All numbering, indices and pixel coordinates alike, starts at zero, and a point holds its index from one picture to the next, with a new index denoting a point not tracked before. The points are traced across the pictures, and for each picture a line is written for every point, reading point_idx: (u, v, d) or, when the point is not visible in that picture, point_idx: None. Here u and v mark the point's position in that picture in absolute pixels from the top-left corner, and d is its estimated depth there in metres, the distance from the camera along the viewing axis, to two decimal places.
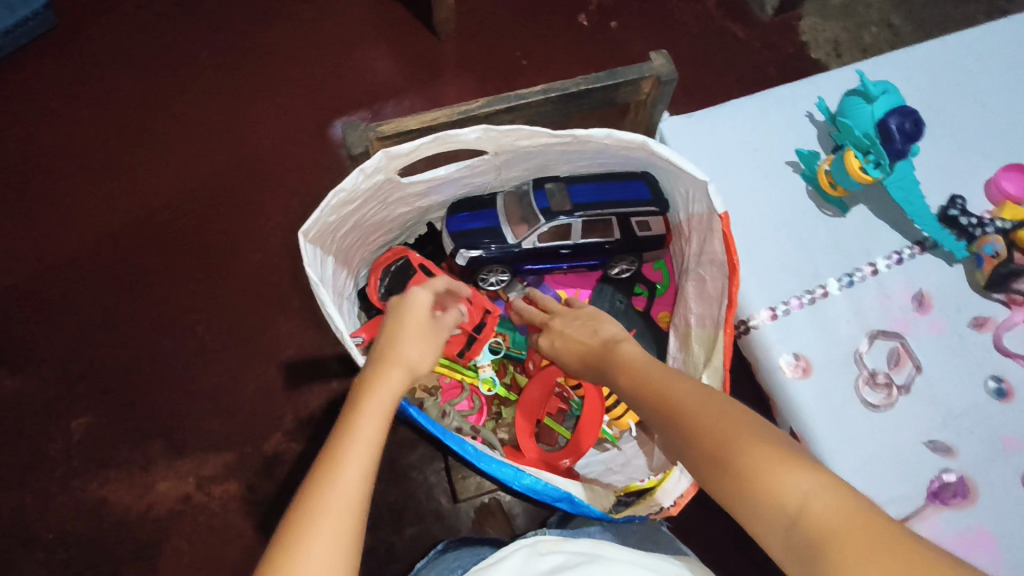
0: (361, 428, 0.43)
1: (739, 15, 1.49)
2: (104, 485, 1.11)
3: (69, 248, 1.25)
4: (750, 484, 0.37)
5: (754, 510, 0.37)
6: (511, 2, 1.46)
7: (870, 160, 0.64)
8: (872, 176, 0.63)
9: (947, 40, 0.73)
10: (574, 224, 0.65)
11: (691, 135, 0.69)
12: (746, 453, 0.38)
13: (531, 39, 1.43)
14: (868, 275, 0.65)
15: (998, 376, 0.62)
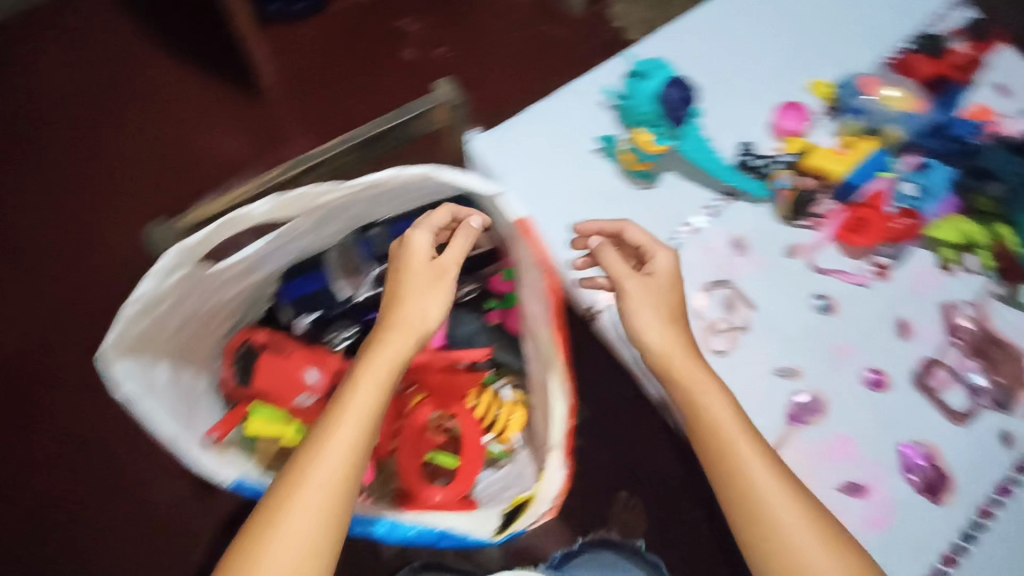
0: (352, 413, 0.49)
1: (553, 15, 1.59)
2: None
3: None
4: (726, 461, 0.55)
5: (727, 477, 0.54)
6: (334, 49, 1.48)
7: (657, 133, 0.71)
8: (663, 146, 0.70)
9: (705, 7, 0.80)
10: None
11: (501, 148, 0.73)
12: (740, 447, 0.55)
13: (363, 80, 1.45)
14: (689, 234, 0.70)
15: (821, 294, 0.68)
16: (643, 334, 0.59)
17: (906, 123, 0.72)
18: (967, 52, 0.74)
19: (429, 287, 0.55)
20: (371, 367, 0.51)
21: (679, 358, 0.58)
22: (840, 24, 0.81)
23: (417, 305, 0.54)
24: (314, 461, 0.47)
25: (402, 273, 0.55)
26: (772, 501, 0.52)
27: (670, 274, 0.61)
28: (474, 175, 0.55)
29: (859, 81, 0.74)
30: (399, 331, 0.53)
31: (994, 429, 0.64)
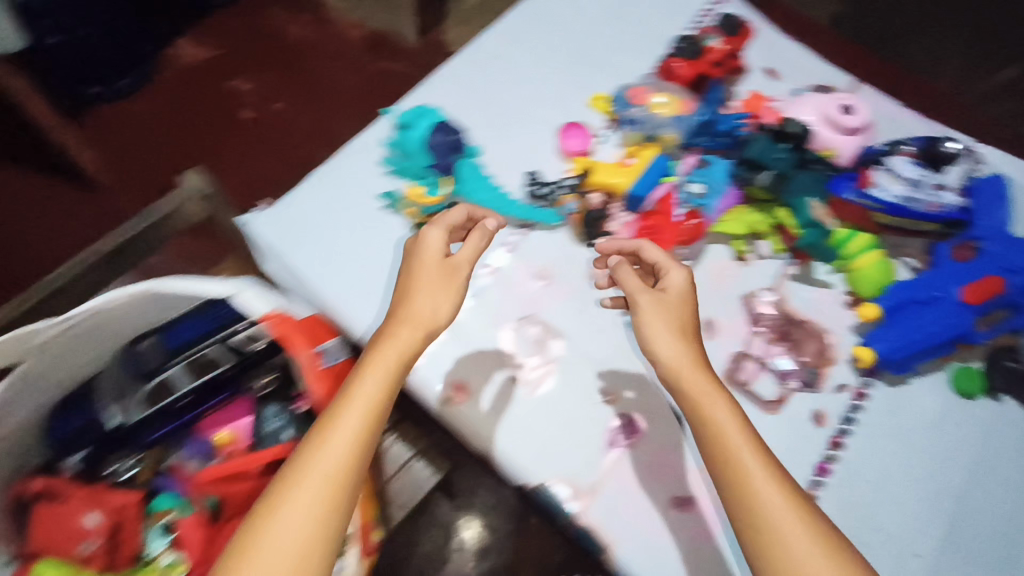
0: (352, 409, 0.48)
1: (389, 48, 1.62)
2: None
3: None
4: (722, 446, 0.52)
5: (723, 470, 0.51)
6: (170, 127, 1.49)
7: (428, 184, 0.70)
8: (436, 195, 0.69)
9: (479, 39, 0.81)
10: (173, 374, 0.60)
11: (283, 224, 0.70)
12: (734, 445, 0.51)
13: (206, 151, 1.47)
14: (490, 275, 0.69)
15: (628, 310, 0.69)
16: (654, 347, 0.56)
17: (679, 126, 0.73)
18: (723, 46, 0.75)
19: (441, 284, 0.55)
20: (378, 359, 0.51)
21: (692, 376, 0.55)
22: (610, 33, 0.83)
23: (427, 300, 0.54)
24: (315, 456, 0.46)
25: (412, 271, 0.56)
26: (760, 487, 0.50)
27: (684, 295, 0.58)
28: (203, 279, 0.55)
29: (629, 92, 0.75)
30: (410, 325, 0.53)
31: (805, 411, 0.66)
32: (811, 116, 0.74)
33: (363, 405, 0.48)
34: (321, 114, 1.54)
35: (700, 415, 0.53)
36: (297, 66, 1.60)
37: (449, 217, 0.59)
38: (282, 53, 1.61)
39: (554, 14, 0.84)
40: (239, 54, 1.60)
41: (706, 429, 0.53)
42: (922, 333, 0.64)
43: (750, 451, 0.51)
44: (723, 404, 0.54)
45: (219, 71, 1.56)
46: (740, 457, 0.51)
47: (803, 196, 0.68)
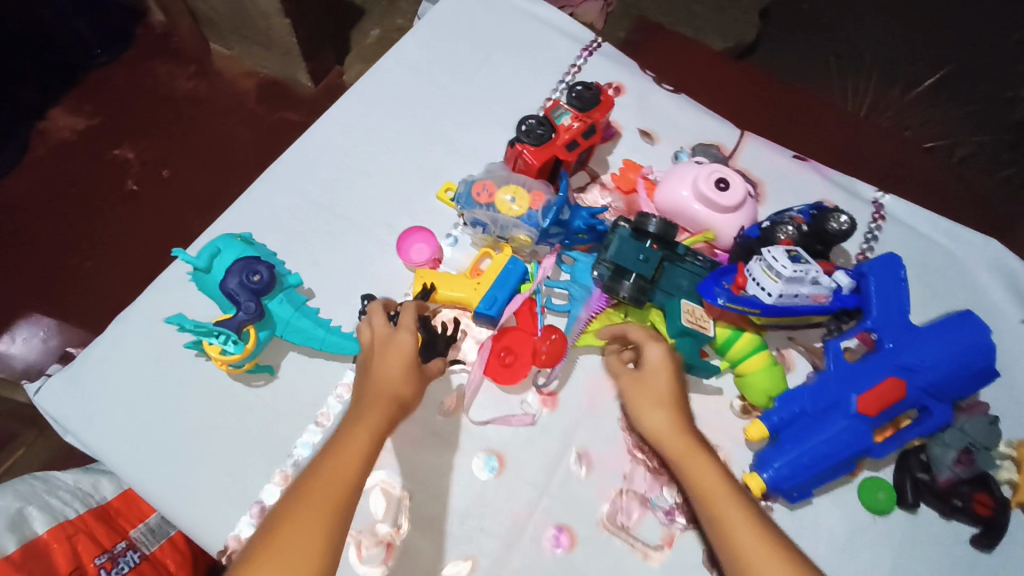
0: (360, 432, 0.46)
1: (278, 99, 1.23)
2: None
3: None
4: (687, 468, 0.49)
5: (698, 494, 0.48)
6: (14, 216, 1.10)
7: (226, 338, 0.57)
8: (237, 352, 0.57)
9: (312, 130, 0.71)
10: None
11: (77, 389, 0.59)
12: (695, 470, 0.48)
13: (61, 241, 1.08)
14: (325, 425, 0.60)
15: (488, 452, 0.59)
16: (641, 416, 0.53)
17: (531, 226, 0.62)
18: (577, 121, 0.66)
19: (411, 374, 0.50)
20: (367, 411, 0.47)
21: (675, 442, 0.50)
22: (463, 107, 0.74)
23: (398, 372, 0.50)
24: (312, 487, 0.42)
25: (380, 355, 0.51)
26: (736, 524, 0.45)
27: (664, 368, 0.54)
28: None
29: (473, 189, 0.64)
30: (385, 391, 0.49)
31: (695, 552, 0.57)
32: (685, 193, 0.65)
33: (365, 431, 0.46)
34: (205, 187, 1.14)
35: (670, 446, 0.51)
36: (183, 120, 1.19)
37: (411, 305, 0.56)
38: (168, 108, 1.20)
39: (400, 90, 0.74)
40: (120, 114, 1.18)
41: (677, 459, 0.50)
42: (814, 455, 0.55)
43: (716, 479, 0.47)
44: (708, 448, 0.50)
45: (100, 137, 1.16)
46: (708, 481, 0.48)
47: (674, 297, 0.60)
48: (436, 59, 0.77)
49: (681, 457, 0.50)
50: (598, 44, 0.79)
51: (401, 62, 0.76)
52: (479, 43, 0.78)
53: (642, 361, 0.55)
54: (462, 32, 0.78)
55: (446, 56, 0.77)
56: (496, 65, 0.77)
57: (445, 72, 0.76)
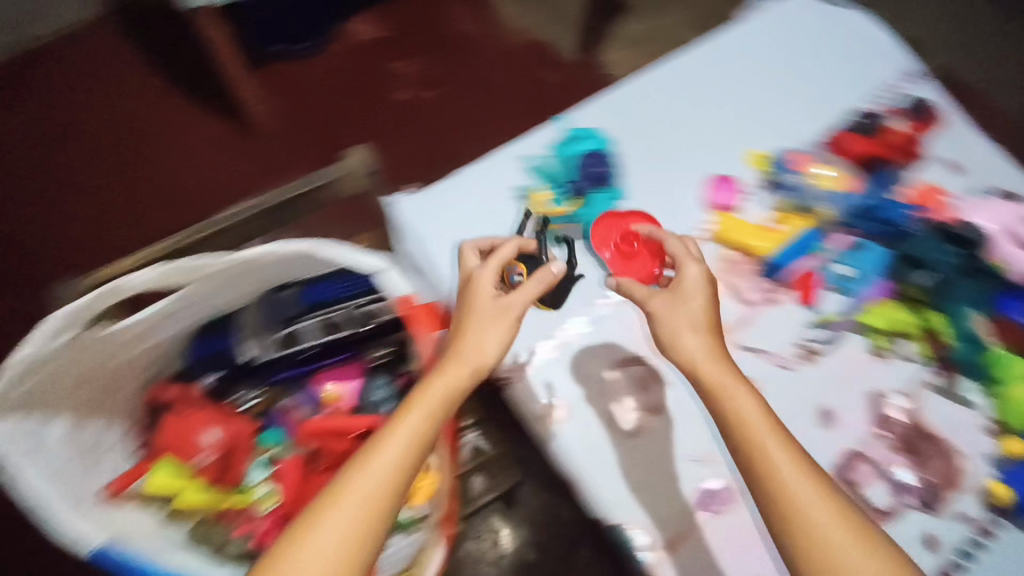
0: (395, 441, 0.49)
1: (546, 60, 1.65)
2: None
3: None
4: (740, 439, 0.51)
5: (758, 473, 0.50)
6: (337, 98, 1.59)
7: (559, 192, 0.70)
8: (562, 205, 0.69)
9: (647, 72, 0.79)
10: (303, 328, 0.67)
11: (425, 210, 0.72)
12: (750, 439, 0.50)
13: (358, 124, 1.56)
14: (609, 306, 0.70)
15: (744, 378, 0.67)
16: (679, 341, 0.56)
17: (838, 203, 0.73)
18: (900, 132, 0.77)
19: (495, 333, 0.56)
20: (415, 407, 0.51)
21: (728, 395, 0.52)
22: (785, 97, 0.80)
23: (479, 337, 0.55)
24: (386, 443, 0.48)
25: (466, 308, 0.57)
26: (785, 478, 0.48)
27: (699, 287, 0.58)
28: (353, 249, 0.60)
29: (793, 157, 0.75)
30: (458, 361, 0.54)
31: (916, 532, 0.61)
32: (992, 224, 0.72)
33: (404, 439, 0.49)
34: (470, 115, 1.58)
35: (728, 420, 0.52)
36: (464, 63, 1.64)
37: (524, 240, 0.64)
38: (458, 49, 1.66)
39: (730, 61, 0.82)
40: (427, 52, 1.65)
41: (737, 431, 0.51)
42: None
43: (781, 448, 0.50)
44: (752, 403, 0.52)
45: (399, 53, 1.65)
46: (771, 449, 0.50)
47: (958, 305, 0.67)
48: (768, 44, 0.83)
49: (740, 423, 0.51)
50: (926, 75, 0.82)
51: (739, 38, 0.83)
52: (809, 41, 0.84)
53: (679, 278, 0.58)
54: (797, 29, 0.85)
55: (776, 45, 0.83)
56: (824, 68, 0.82)
57: (771, 57, 0.83)
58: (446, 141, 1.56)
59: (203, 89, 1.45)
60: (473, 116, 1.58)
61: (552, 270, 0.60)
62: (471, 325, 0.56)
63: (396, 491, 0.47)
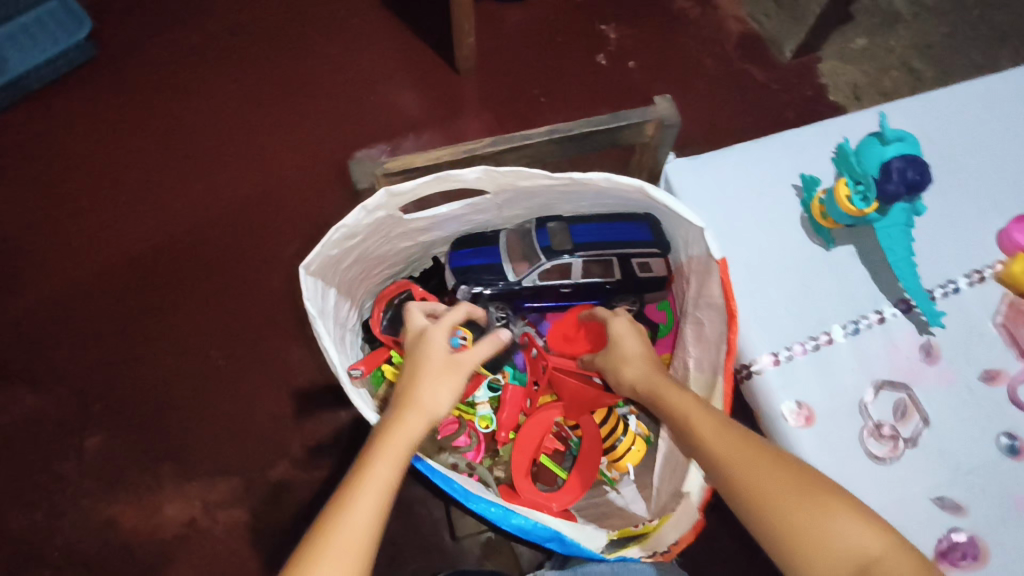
0: (373, 472, 0.48)
1: (758, 56, 1.59)
2: (130, 491, 1.21)
3: (107, 267, 1.38)
4: (761, 511, 0.46)
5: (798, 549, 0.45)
6: (535, 50, 1.60)
7: (859, 192, 0.64)
8: (860, 209, 0.63)
9: (954, 89, 0.73)
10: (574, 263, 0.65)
11: (697, 177, 0.70)
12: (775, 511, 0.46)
13: (550, 80, 1.56)
14: (875, 323, 0.64)
15: (1011, 434, 0.61)
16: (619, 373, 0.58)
17: None
18: None
19: (446, 380, 0.55)
20: (380, 442, 0.49)
21: (748, 480, 0.47)
22: None
23: (432, 388, 0.54)
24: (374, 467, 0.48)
25: (416, 364, 0.56)
26: (817, 539, 0.44)
27: (630, 333, 0.60)
28: (683, 202, 0.53)
29: None
30: (417, 406, 0.52)
31: None
32: None
33: (381, 463, 0.48)
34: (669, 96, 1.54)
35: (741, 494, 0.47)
36: (672, 40, 1.61)
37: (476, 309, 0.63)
38: (667, 25, 1.62)
39: None
40: (634, 21, 1.63)
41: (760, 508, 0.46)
42: None
43: (807, 517, 0.45)
44: (767, 468, 0.47)
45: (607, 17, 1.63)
46: (798, 520, 0.45)
47: None
48: None
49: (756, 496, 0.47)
50: None
51: None
52: None
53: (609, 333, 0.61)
54: None
55: None
56: None
57: None
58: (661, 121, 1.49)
59: (429, 32, 1.61)
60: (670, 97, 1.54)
61: (501, 334, 0.62)
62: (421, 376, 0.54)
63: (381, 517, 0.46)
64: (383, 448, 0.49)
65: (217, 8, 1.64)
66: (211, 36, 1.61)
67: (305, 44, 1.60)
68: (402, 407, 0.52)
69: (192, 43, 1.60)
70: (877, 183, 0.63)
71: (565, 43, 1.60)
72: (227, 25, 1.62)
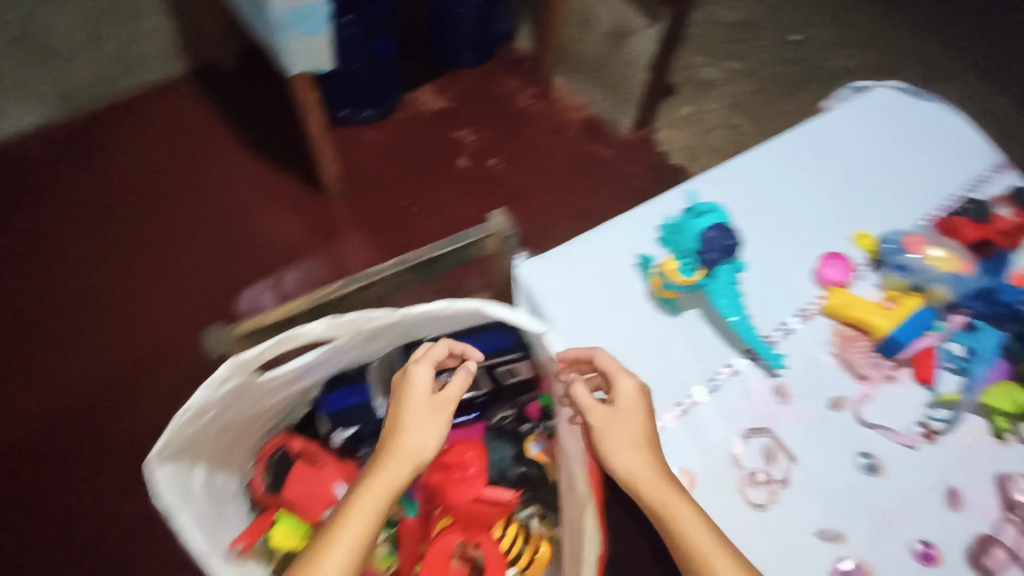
0: (355, 528, 0.50)
1: (601, 136, 1.76)
2: None
3: None
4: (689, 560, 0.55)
5: None
6: (399, 164, 1.70)
7: (685, 263, 0.71)
8: (690, 277, 0.70)
9: (751, 154, 0.84)
10: (441, 384, 0.68)
11: (546, 274, 0.74)
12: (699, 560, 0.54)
13: (418, 190, 1.65)
14: (729, 376, 0.70)
15: (867, 453, 0.66)
16: (617, 454, 0.58)
17: (954, 285, 0.72)
18: (1014, 218, 0.75)
19: (429, 421, 0.56)
20: (367, 491, 0.52)
21: (688, 533, 0.55)
22: (879, 183, 0.85)
23: (418, 435, 0.55)
24: (357, 515, 0.50)
25: (403, 404, 0.56)
26: None
27: (636, 405, 0.60)
28: (522, 314, 0.57)
29: (904, 239, 0.75)
30: (402, 457, 0.54)
31: None
32: None
33: (367, 515, 0.50)
34: (530, 185, 1.67)
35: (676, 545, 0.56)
36: (522, 133, 1.75)
37: (455, 343, 0.62)
38: (515, 122, 1.77)
39: (827, 147, 0.87)
40: (483, 123, 1.77)
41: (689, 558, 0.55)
42: None
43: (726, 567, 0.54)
44: (690, 518, 0.56)
45: (458, 123, 1.77)
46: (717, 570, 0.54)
47: None
48: (862, 133, 0.89)
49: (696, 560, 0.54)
50: (1008, 165, 0.88)
51: (833, 126, 0.89)
52: (900, 135, 0.89)
53: (615, 396, 0.61)
54: (891, 123, 0.90)
55: (870, 134, 0.89)
56: (915, 156, 0.88)
57: (863, 145, 0.88)
58: (522, 213, 1.64)
59: (294, 164, 1.67)
60: (532, 186, 1.67)
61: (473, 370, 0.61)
62: (408, 425, 0.55)
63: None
64: (368, 499, 0.51)
65: (69, 181, 1.63)
66: (68, 209, 1.60)
67: (172, 199, 1.63)
68: (391, 454, 0.54)
69: (46, 219, 1.58)
70: (700, 256, 0.71)
71: (427, 153, 1.72)
72: (83, 195, 1.62)
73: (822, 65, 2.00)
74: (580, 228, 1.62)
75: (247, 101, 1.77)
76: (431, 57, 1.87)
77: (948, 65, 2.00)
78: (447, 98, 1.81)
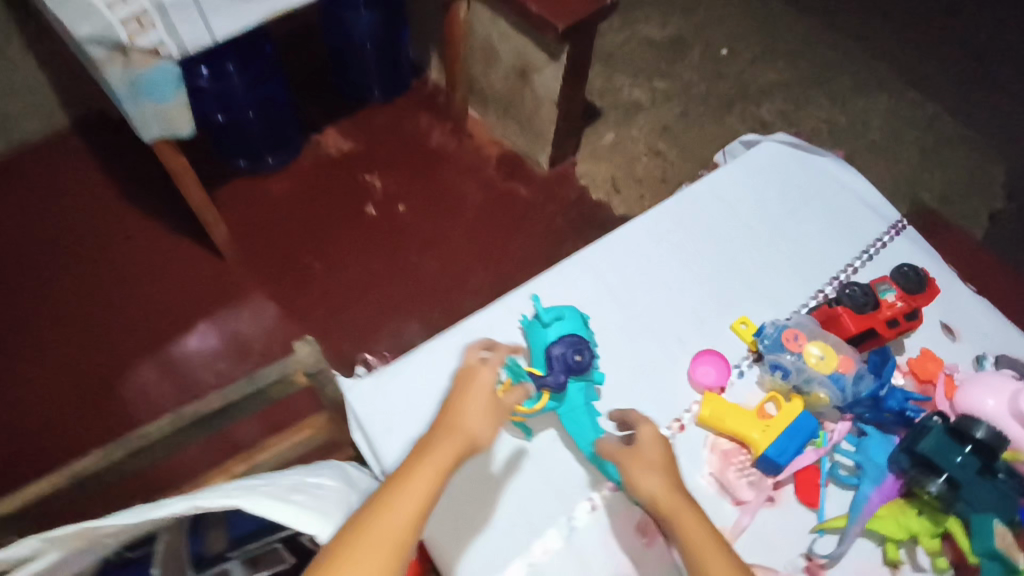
0: (412, 492, 0.50)
1: (518, 173, 1.67)
2: None
3: None
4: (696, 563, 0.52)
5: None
6: (302, 215, 1.57)
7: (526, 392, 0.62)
8: (532, 408, 0.62)
9: (621, 233, 0.77)
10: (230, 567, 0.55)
11: (380, 398, 0.66)
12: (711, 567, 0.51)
13: (321, 244, 1.53)
14: (588, 513, 0.63)
15: None
16: (639, 482, 0.56)
17: (836, 388, 0.63)
18: (900, 301, 0.67)
19: (487, 410, 0.56)
20: (420, 468, 0.52)
21: (697, 535, 0.53)
22: (762, 256, 0.77)
23: (476, 419, 0.56)
24: (416, 478, 0.51)
25: (462, 396, 0.57)
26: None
27: (656, 441, 0.59)
28: (286, 510, 0.49)
29: (783, 334, 0.67)
30: (460, 433, 0.55)
31: None
32: (994, 402, 0.63)
33: (428, 478, 0.51)
34: (443, 230, 1.56)
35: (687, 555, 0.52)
36: (435, 174, 1.65)
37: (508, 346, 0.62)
38: (427, 162, 1.66)
39: (706, 218, 0.79)
40: (392, 164, 1.66)
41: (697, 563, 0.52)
42: None
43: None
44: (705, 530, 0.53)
45: (365, 165, 1.65)
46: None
47: (985, 514, 0.57)
48: (747, 196, 0.81)
49: (699, 552, 0.52)
50: (904, 225, 0.80)
51: (713, 191, 0.81)
52: (787, 197, 0.81)
53: (636, 436, 0.60)
54: (779, 182, 0.82)
55: (756, 197, 0.81)
56: (803, 220, 0.80)
57: (747, 212, 0.80)
58: (436, 262, 1.52)
59: (183, 222, 1.54)
60: (445, 231, 1.56)
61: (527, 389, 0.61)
62: (465, 412, 0.56)
63: (402, 553, 0.48)
64: (424, 473, 0.51)
65: None
66: None
67: (44, 269, 1.47)
68: (450, 430, 0.54)
69: None
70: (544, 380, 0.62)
71: (332, 201, 1.59)
72: None
73: (749, 82, 1.92)
74: (499, 275, 1.51)
75: (133, 156, 1.63)
76: (337, 97, 1.76)
77: (876, 77, 1.94)
78: (354, 140, 1.69)
